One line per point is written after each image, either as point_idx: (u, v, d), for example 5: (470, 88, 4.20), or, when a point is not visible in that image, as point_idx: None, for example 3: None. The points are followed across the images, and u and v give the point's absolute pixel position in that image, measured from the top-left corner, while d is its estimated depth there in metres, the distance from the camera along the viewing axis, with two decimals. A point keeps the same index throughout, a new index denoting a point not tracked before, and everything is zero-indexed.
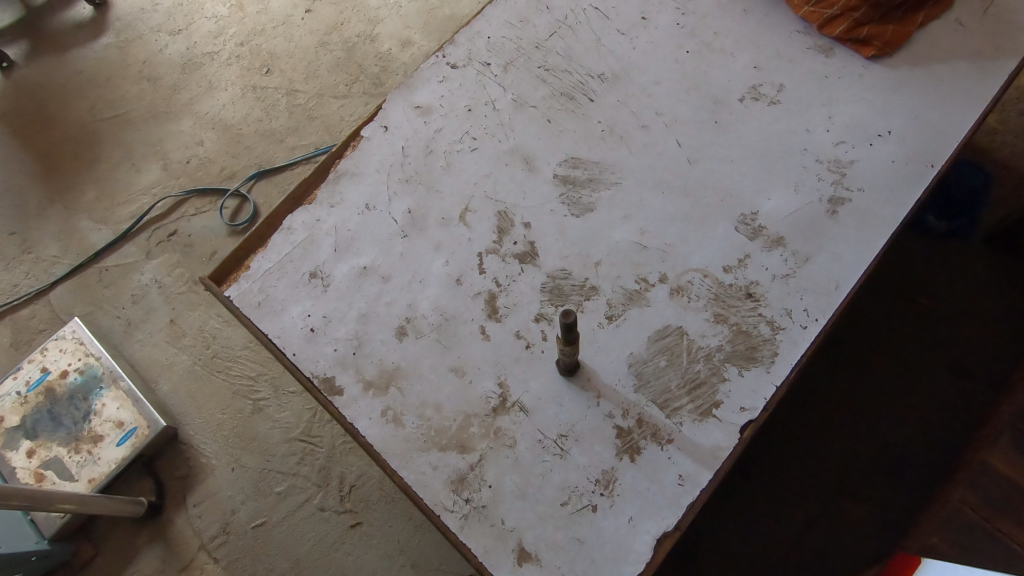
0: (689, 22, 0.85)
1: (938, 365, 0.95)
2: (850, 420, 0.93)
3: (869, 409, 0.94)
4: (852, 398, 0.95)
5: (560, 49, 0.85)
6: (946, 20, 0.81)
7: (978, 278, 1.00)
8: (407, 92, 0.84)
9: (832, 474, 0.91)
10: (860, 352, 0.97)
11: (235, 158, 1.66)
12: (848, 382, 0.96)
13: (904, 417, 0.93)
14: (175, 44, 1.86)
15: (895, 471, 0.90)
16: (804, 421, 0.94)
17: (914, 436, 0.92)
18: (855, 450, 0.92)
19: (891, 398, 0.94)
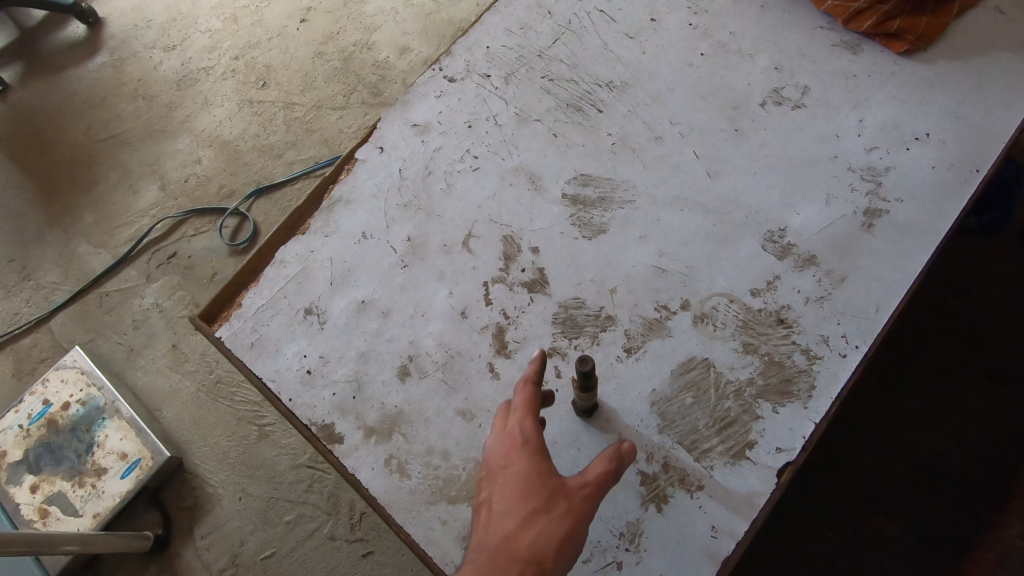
0: (701, 22, 0.79)
1: (980, 375, 0.90)
2: (886, 436, 0.88)
3: (903, 424, 0.89)
4: (885, 413, 0.90)
5: (564, 57, 0.79)
6: (983, 9, 0.75)
7: (1015, 280, 0.94)
8: (403, 110, 0.79)
9: (868, 494, 0.86)
10: (891, 364, 0.92)
11: (234, 176, 1.62)
12: (880, 395, 0.91)
13: (945, 431, 0.88)
14: (170, 60, 1.82)
15: (937, 490, 0.85)
16: (836, 439, 0.89)
17: (956, 452, 0.86)
18: (892, 467, 0.87)
19: (929, 411, 0.89)
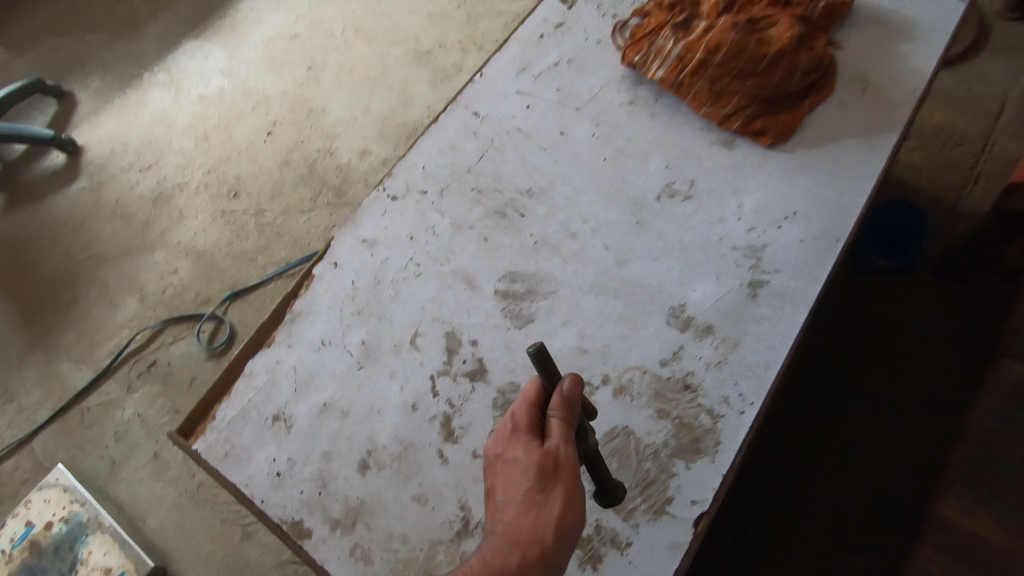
0: (602, 131, 0.93)
1: (900, 401, 1.01)
2: (825, 464, 0.99)
3: (838, 453, 0.99)
4: (821, 443, 1.00)
5: (489, 170, 0.92)
6: (831, 103, 0.89)
7: (922, 313, 1.06)
8: (354, 228, 0.90)
9: (813, 520, 0.95)
10: (822, 397, 1.03)
11: (210, 283, 1.72)
12: (815, 427, 1.01)
13: (875, 457, 0.98)
14: (146, 180, 1.96)
15: (882, 512, 0.94)
16: (781, 471, 0.99)
17: (886, 476, 0.96)
18: (832, 494, 0.97)
19: (855, 437, 0.99)
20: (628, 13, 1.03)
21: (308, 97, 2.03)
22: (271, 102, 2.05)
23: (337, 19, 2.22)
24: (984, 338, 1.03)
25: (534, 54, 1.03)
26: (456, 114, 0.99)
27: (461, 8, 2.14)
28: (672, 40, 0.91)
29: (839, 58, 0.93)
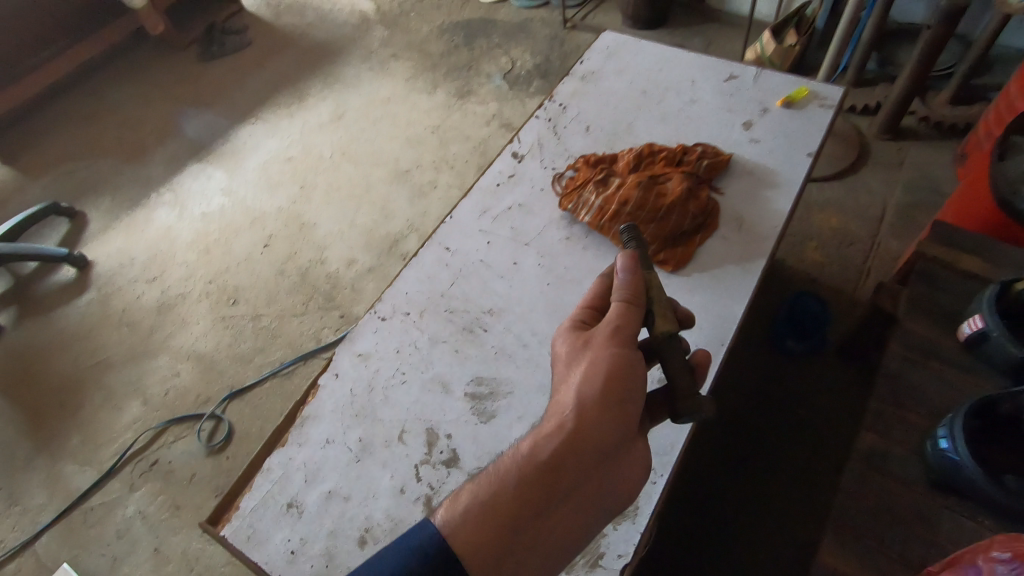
0: (547, 261, 1.20)
1: (765, 462, 1.42)
2: (713, 509, 1.38)
3: (722, 501, 1.39)
4: (710, 494, 1.40)
5: (459, 294, 1.17)
6: (717, 237, 1.18)
7: (781, 399, 1.50)
8: (351, 345, 1.13)
9: (704, 550, 1.34)
10: (712, 461, 1.44)
11: (209, 384, 1.89)
12: (706, 483, 1.42)
13: (748, 503, 1.38)
14: (151, 290, 2.16)
15: (753, 542, 1.33)
16: (683, 516, 1.38)
17: (756, 516, 1.36)
18: (718, 530, 1.35)
19: (734, 488, 1.40)
20: (564, 167, 1.34)
21: (300, 213, 2.31)
22: (268, 218, 2.32)
23: (327, 144, 2.55)
24: (821, 415, 1.47)
25: (492, 200, 1.31)
26: (432, 249, 1.25)
27: (435, 135, 2.49)
28: (594, 193, 1.21)
29: (721, 202, 1.23)
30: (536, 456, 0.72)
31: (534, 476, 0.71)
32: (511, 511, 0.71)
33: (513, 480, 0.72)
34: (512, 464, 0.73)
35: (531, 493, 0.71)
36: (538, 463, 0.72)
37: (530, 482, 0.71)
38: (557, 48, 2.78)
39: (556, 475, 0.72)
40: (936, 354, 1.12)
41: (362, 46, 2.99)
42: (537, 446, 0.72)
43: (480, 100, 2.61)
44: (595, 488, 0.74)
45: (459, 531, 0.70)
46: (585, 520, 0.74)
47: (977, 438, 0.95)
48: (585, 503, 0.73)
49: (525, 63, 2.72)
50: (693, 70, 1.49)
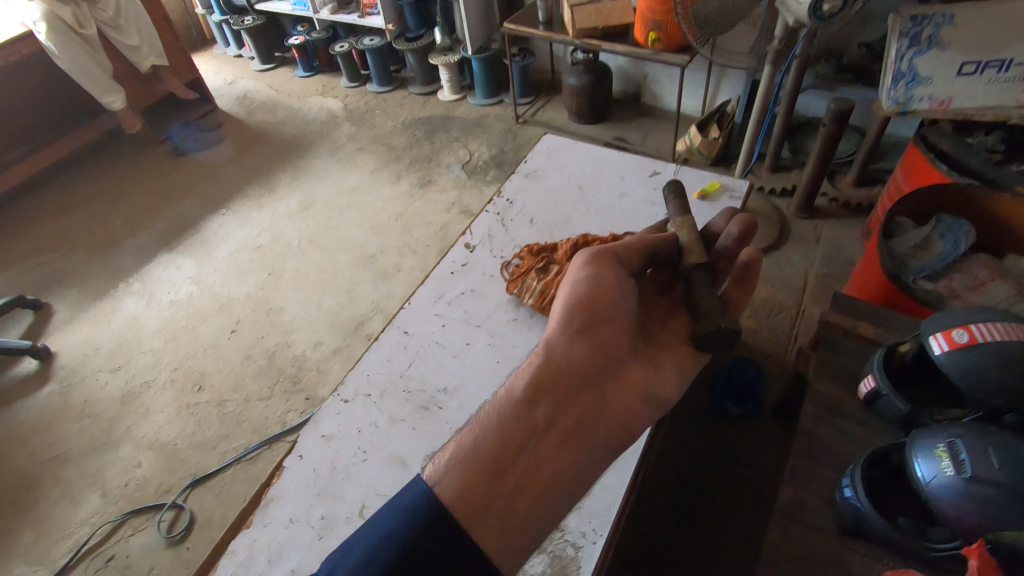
0: (496, 342, 1.32)
1: (706, 517, 1.52)
2: (658, 565, 1.46)
3: (668, 557, 1.47)
4: (656, 550, 1.48)
5: (416, 375, 1.28)
6: None
7: (720, 459, 1.62)
8: (315, 427, 1.21)
9: None
10: (658, 519, 1.53)
11: (171, 473, 1.90)
12: (652, 540, 1.50)
13: (692, 558, 1.46)
14: (114, 380, 2.19)
15: None
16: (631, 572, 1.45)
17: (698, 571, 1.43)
18: None
19: (678, 543, 1.48)
20: (511, 255, 1.50)
21: (268, 298, 2.40)
22: (235, 303, 2.40)
23: (295, 232, 2.69)
24: (757, 473, 1.58)
25: (446, 286, 1.46)
26: (392, 333, 1.37)
27: (398, 221, 2.67)
28: (536, 279, 1.36)
29: None
30: (511, 403, 0.87)
31: (511, 420, 0.86)
32: (493, 450, 0.83)
33: (493, 423, 0.85)
34: (492, 413, 0.87)
35: (512, 428, 0.85)
36: (514, 410, 0.86)
37: (508, 426, 0.85)
38: (511, 140, 3.05)
39: (530, 418, 0.86)
40: (839, 411, 1.27)
41: (330, 141, 3.22)
42: (513, 395, 0.88)
43: (440, 188, 2.81)
44: (568, 431, 0.87)
45: (445, 467, 0.80)
46: (565, 462, 0.85)
47: (873, 486, 1.08)
48: (563, 444, 0.86)
49: (482, 154, 2.97)
50: (622, 167, 1.71)
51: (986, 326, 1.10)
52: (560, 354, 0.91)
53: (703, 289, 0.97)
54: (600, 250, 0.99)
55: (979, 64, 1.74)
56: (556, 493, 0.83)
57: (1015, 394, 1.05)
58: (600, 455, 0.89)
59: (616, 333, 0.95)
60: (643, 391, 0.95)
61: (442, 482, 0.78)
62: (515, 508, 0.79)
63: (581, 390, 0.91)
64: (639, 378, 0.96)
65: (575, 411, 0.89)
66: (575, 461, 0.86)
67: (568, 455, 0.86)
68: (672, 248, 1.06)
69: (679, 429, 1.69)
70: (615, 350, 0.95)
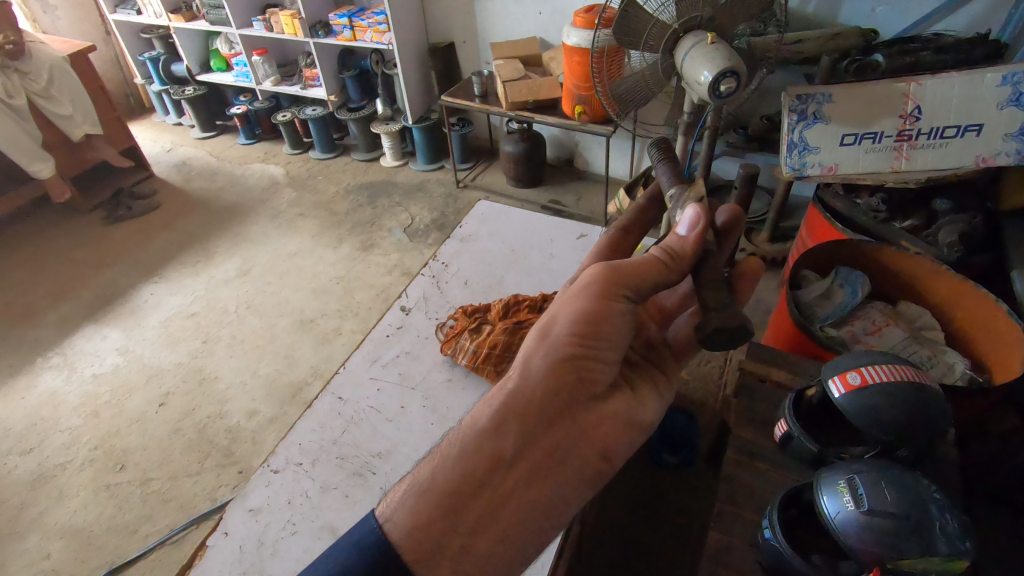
0: (431, 403, 1.34)
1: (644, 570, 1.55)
2: None
3: None
4: None
5: (350, 440, 1.27)
6: None
7: (656, 509, 1.66)
8: (242, 501, 1.18)
9: None
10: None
11: (85, 562, 1.75)
12: None
13: None
14: (25, 462, 2.03)
15: None
16: None
17: None
18: None
19: None
20: (446, 317, 1.54)
21: (201, 367, 2.33)
22: (165, 374, 2.31)
23: (231, 298, 2.65)
24: (691, 521, 1.63)
25: (382, 349, 1.48)
26: (326, 399, 1.37)
27: (340, 285, 2.67)
28: (468, 339, 1.40)
29: None
30: (477, 435, 0.81)
31: (476, 456, 0.80)
32: (450, 487, 0.79)
33: (454, 455, 0.81)
34: (456, 443, 0.82)
35: (475, 463, 0.79)
36: (479, 443, 0.80)
37: (471, 462, 0.80)
38: (451, 204, 3.15)
39: (496, 451, 0.80)
40: (758, 455, 1.35)
41: (271, 207, 3.23)
42: (481, 426, 0.81)
43: (382, 251, 2.85)
44: (541, 467, 0.80)
45: (396, 504, 0.80)
46: (534, 499, 0.80)
47: (788, 528, 1.13)
48: (530, 480, 0.80)
49: (423, 218, 3.05)
50: (551, 231, 1.81)
51: (876, 369, 1.21)
52: (540, 385, 0.81)
53: (712, 281, 0.88)
54: (604, 269, 0.86)
55: (857, 136, 1.97)
56: (519, 529, 0.80)
57: (903, 430, 1.16)
58: (578, 489, 0.83)
59: (608, 358, 0.84)
60: (631, 416, 0.87)
61: (395, 519, 0.79)
62: (469, 549, 0.77)
63: (560, 419, 0.82)
64: (628, 403, 0.87)
65: (550, 446, 0.81)
66: (545, 498, 0.80)
67: (539, 493, 0.80)
68: (701, 233, 0.89)
69: (618, 481, 1.72)
70: (604, 376, 0.85)
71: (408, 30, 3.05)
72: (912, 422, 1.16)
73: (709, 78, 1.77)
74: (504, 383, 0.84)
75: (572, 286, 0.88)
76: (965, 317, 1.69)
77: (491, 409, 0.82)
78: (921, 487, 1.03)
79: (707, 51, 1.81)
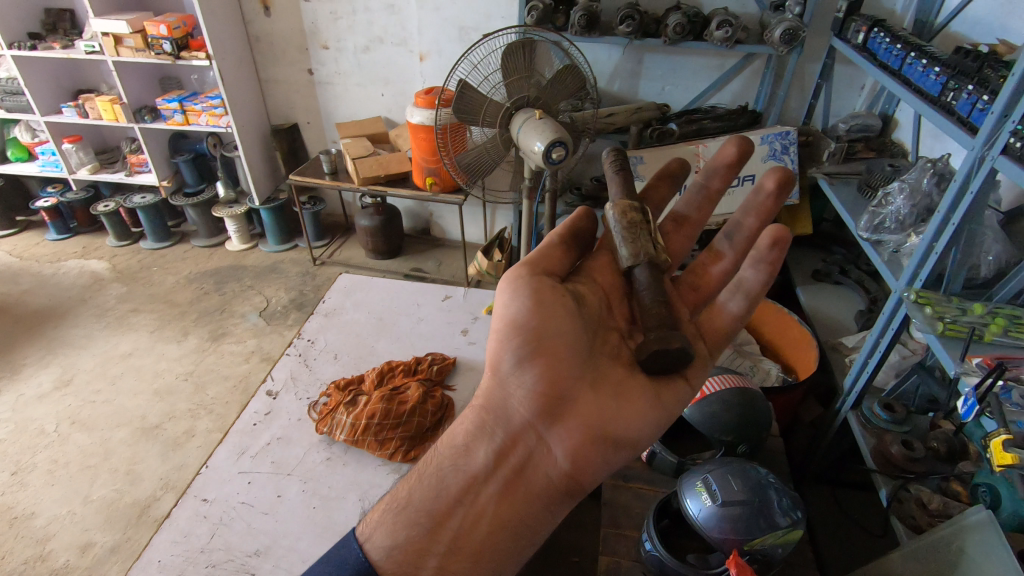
0: (310, 486, 1.28)
1: None
2: None
3: None
4: None
5: (221, 544, 1.16)
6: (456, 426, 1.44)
7: (550, 553, 1.69)
8: None
9: None
10: None
11: None
12: None
13: None
14: None
15: None
16: None
17: None
18: None
19: None
20: (317, 394, 1.50)
21: (10, 504, 1.93)
22: None
23: (49, 415, 2.27)
24: (583, 558, 1.69)
25: (250, 439, 1.38)
26: (187, 504, 1.24)
27: (188, 381, 2.43)
28: (345, 413, 1.37)
29: (454, 395, 1.51)
30: (451, 453, 0.85)
31: (449, 476, 0.83)
32: (425, 507, 0.82)
33: (430, 473, 0.84)
34: (432, 461, 0.86)
35: (447, 482, 0.83)
36: (452, 460, 0.84)
37: (444, 481, 0.83)
38: (309, 282, 3.07)
39: (467, 466, 0.84)
40: (631, 476, 1.48)
41: (94, 305, 2.87)
42: (453, 443, 0.85)
43: (236, 338, 2.67)
44: (510, 481, 0.83)
45: (375, 525, 0.82)
46: (505, 515, 0.82)
47: (664, 538, 1.25)
48: (500, 499, 0.83)
49: (280, 299, 2.92)
50: (416, 295, 1.87)
51: (708, 382, 1.42)
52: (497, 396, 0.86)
53: (651, 283, 0.87)
54: (529, 261, 0.86)
55: None
56: (496, 548, 0.81)
57: (738, 429, 1.36)
58: (549, 501, 0.85)
59: (565, 357, 0.85)
60: (606, 429, 0.85)
61: (374, 539, 0.80)
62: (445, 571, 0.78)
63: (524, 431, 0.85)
64: (600, 408, 0.85)
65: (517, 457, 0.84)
66: (515, 517, 0.82)
67: (510, 505, 0.83)
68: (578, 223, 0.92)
69: None
70: (568, 386, 0.85)
71: (247, 113, 3.01)
72: (744, 421, 1.37)
73: (542, 147, 2.01)
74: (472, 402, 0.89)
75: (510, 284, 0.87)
76: (773, 331, 2.04)
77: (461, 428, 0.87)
78: (758, 474, 1.22)
79: (538, 125, 2.07)
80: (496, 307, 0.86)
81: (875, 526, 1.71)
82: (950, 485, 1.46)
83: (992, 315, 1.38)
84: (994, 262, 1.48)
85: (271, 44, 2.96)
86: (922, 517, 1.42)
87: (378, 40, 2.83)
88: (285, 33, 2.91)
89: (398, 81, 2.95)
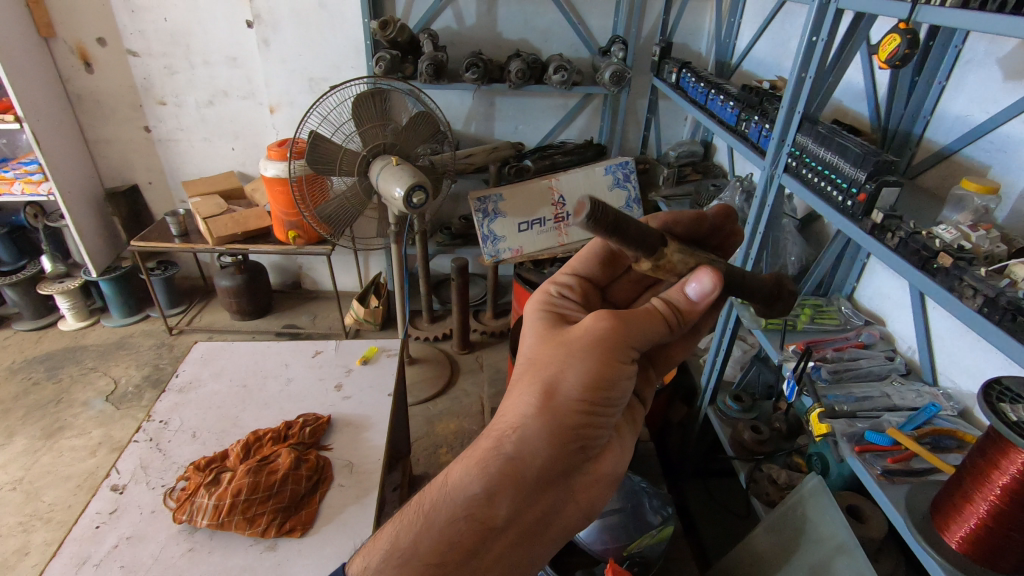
0: None
1: None
2: None
3: None
4: None
5: None
6: (334, 488, 1.38)
7: None
8: None
9: None
10: None
11: None
12: None
13: None
14: None
15: None
16: None
17: None
18: None
19: None
20: (174, 479, 1.37)
21: None
22: None
23: None
24: None
25: (92, 545, 1.22)
26: None
27: (17, 490, 2.08)
28: (206, 495, 1.26)
29: (331, 455, 1.46)
30: (471, 505, 0.78)
31: (463, 532, 0.78)
32: (431, 559, 0.78)
33: (443, 523, 0.78)
34: (442, 509, 0.79)
35: (467, 535, 0.78)
36: (467, 510, 0.78)
37: (455, 534, 0.78)
38: (165, 355, 2.79)
39: (488, 518, 0.78)
40: None
41: None
42: (471, 495, 0.77)
43: (79, 430, 2.34)
44: (530, 530, 0.81)
45: None
46: (519, 559, 0.82)
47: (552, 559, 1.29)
48: (516, 548, 0.81)
49: (131, 378, 2.62)
50: (283, 356, 1.78)
51: None
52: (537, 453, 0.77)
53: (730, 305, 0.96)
54: (623, 332, 0.78)
55: (528, 223, 2.51)
56: None
57: None
58: (560, 542, 0.86)
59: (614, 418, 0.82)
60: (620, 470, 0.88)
61: None
62: None
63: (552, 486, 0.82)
64: (618, 455, 0.87)
65: (542, 512, 0.81)
66: (528, 560, 0.83)
67: (525, 551, 0.82)
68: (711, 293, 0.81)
69: None
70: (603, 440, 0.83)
71: (73, 177, 2.72)
72: None
73: (402, 192, 2.03)
74: (494, 444, 0.79)
75: (578, 336, 0.79)
76: None
77: (483, 478, 0.78)
78: (631, 482, 1.33)
79: (395, 171, 2.10)
80: (569, 365, 0.78)
81: (739, 507, 1.88)
82: (793, 459, 1.66)
83: (800, 307, 1.64)
84: (796, 262, 1.77)
85: (98, 102, 2.72)
86: (774, 492, 1.59)
87: (222, 94, 2.72)
88: (113, 90, 2.70)
89: (249, 134, 2.84)
